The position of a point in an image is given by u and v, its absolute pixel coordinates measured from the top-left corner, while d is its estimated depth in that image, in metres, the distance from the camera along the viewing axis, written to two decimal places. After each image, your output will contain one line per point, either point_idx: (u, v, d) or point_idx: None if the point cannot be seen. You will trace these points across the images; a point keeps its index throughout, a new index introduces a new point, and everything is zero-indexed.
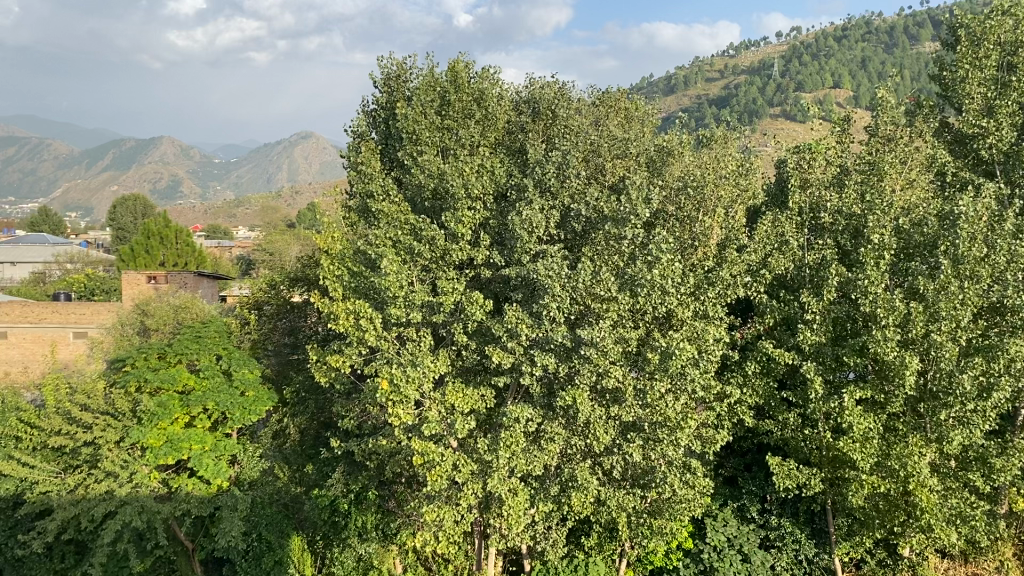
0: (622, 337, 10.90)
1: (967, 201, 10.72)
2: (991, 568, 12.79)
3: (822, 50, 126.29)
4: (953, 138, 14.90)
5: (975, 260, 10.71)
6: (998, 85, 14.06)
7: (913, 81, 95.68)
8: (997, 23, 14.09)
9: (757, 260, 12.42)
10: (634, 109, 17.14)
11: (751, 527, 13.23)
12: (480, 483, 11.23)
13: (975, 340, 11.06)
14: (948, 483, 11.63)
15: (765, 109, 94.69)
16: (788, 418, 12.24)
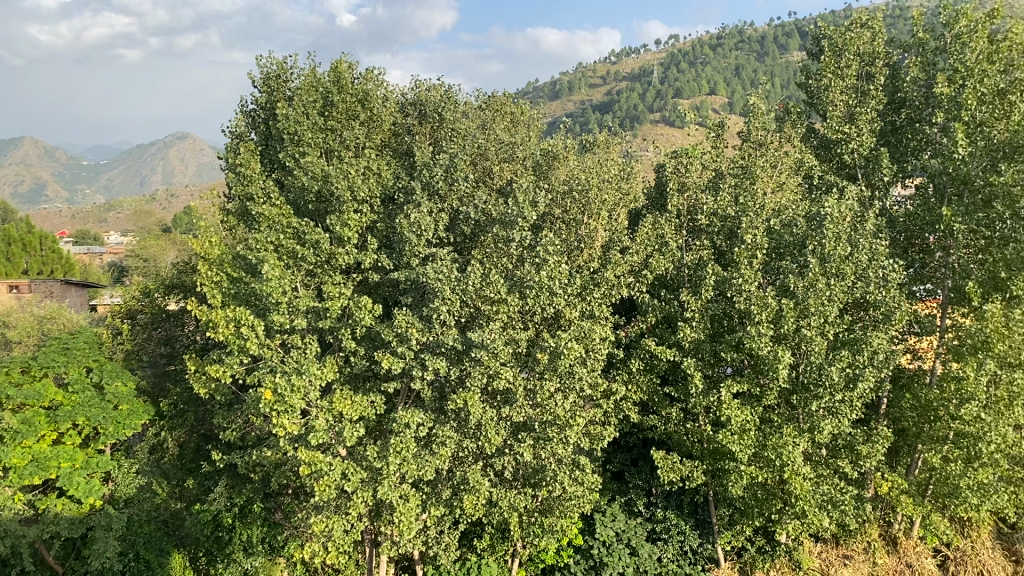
0: (512, 338, 10.99)
1: (832, 202, 11.33)
2: (860, 549, 13.57)
3: (699, 58, 130.92)
4: (818, 144, 15.73)
5: (840, 258, 11.25)
6: (858, 93, 14.91)
7: (782, 89, 100.41)
8: (856, 35, 14.85)
9: (640, 261, 12.74)
10: (519, 113, 17.28)
11: (638, 520, 13.67)
12: (370, 491, 11.04)
13: (841, 334, 11.72)
14: (820, 470, 12.24)
15: (646, 114, 97.38)
16: (671, 412, 12.65)
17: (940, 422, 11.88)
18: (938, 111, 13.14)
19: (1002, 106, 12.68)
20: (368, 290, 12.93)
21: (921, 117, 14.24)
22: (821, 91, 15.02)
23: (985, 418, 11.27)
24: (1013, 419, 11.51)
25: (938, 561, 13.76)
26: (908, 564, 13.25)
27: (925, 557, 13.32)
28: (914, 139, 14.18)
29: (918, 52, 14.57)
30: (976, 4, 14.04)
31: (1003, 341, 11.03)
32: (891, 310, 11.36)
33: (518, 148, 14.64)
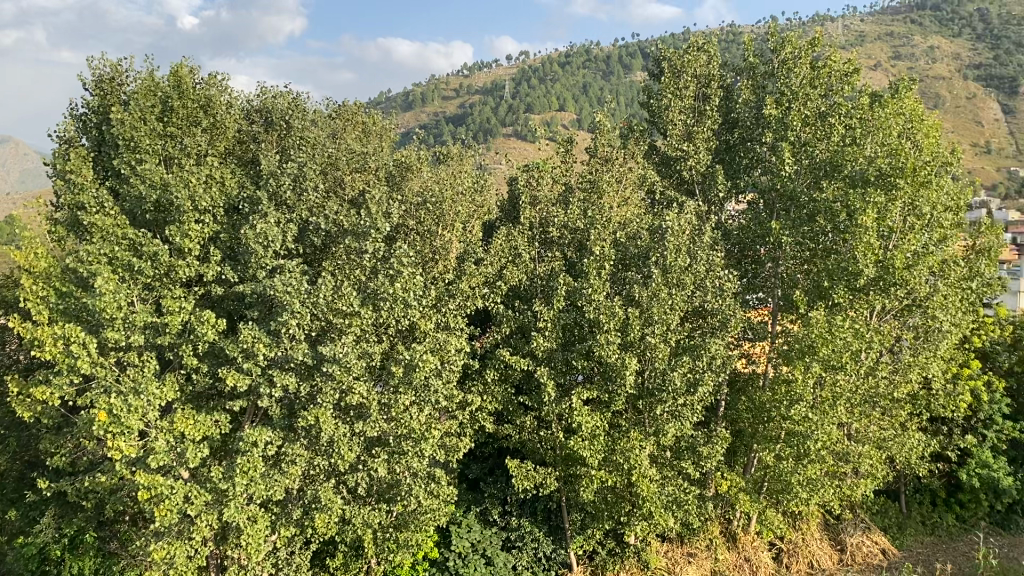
0: (365, 351, 10.82)
1: (673, 216, 11.90)
2: (702, 546, 14.27)
3: (548, 74, 134.27)
4: (659, 160, 16.43)
5: (680, 269, 11.85)
6: (696, 113, 15.72)
7: (626, 107, 104.48)
8: (693, 58, 15.66)
9: (494, 272, 12.85)
10: (370, 123, 17.12)
11: (493, 529, 13.66)
12: (215, 514, 10.60)
13: (682, 340, 12.30)
14: (665, 472, 12.75)
15: (499, 127, 98.78)
16: (525, 421, 12.76)
17: (773, 422, 12.65)
18: (767, 131, 14.09)
19: (823, 128, 13.76)
20: (211, 303, 12.34)
21: (751, 136, 15.16)
22: (661, 109, 15.73)
23: (812, 417, 12.12)
24: (835, 417, 12.36)
25: (773, 554, 14.71)
26: (746, 558, 14.31)
27: (761, 551, 14.47)
28: (746, 157, 15.07)
29: (748, 75, 15.57)
30: (799, 32, 15.13)
31: (826, 345, 11.79)
32: (727, 317, 12.07)
33: (370, 158, 14.45)
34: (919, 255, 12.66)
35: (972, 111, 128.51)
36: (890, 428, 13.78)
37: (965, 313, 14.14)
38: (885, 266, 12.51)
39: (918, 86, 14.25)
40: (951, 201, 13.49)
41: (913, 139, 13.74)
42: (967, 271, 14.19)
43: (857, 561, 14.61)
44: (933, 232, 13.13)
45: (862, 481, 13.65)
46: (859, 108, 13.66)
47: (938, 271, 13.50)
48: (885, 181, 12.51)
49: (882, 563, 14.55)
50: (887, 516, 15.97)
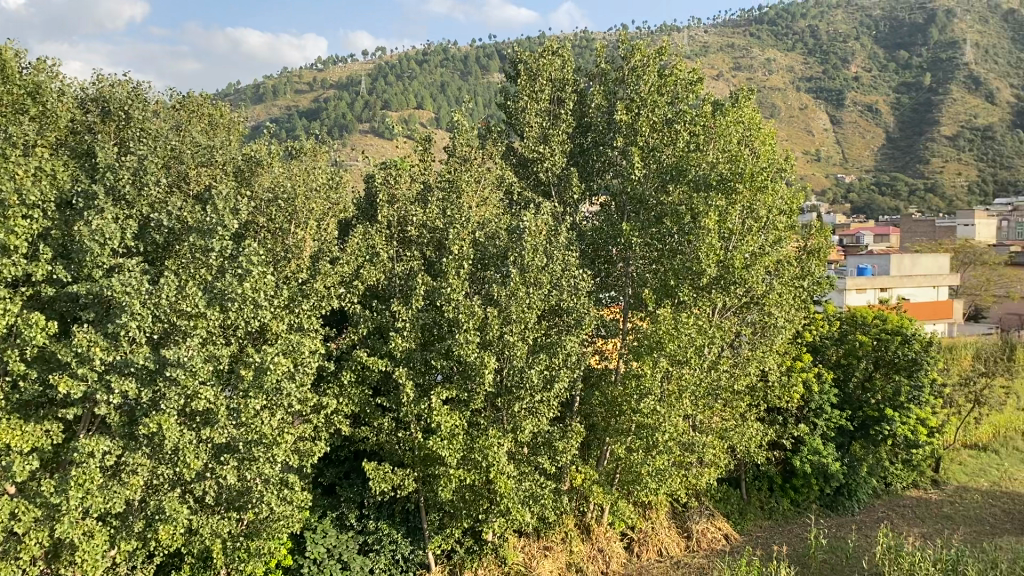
0: (212, 354, 10.41)
1: (530, 217, 12.12)
2: (558, 539, 14.55)
3: (407, 71, 133.36)
4: (517, 162, 16.51)
5: (537, 268, 12.08)
6: (551, 116, 15.97)
7: (483, 108, 104.93)
8: (548, 61, 15.93)
9: (350, 271, 12.56)
10: (218, 115, 16.41)
11: (350, 534, 13.32)
12: (45, 531, 9.89)
13: (539, 338, 12.50)
14: (523, 468, 12.91)
15: (356, 123, 97.26)
16: (383, 422, 12.48)
17: (625, 416, 13.08)
18: (618, 136, 14.70)
19: (670, 134, 14.44)
20: (40, 305, 11.45)
21: (603, 141, 15.60)
22: (517, 111, 15.81)
23: (659, 410, 12.64)
24: (680, 409, 12.96)
25: (625, 544, 15.24)
26: (600, 549, 14.75)
27: (614, 541, 14.96)
28: (599, 160, 15.51)
29: (600, 81, 16.01)
30: (648, 41, 15.72)
31: (673, 341, 12.38)
32: (582, 316, 12.49)
33: (217, 152, 13.83)
34: (756, 256, 13.64)
35: (804, 121, 137.71)
36: (730, 419, 14.50)
37: (797, 310, 15.14)
38: (726, 266, 13.33)
39: (756, 97, 15.12)
40: (785, 205, 14.41)
41: (751, 146, 14.60)
42: (800, 271, 15.20)
43: (703, 546, 15.40)
44: (769, 234, 14.01)
45: (706, 470, 14.32)
46: (702, 116, 14.35)
47: (773, 271, 14.40)
48: (726, 185, 13.20)
49: (725, 547, 15.41)
50: (729, 502, 16.80)
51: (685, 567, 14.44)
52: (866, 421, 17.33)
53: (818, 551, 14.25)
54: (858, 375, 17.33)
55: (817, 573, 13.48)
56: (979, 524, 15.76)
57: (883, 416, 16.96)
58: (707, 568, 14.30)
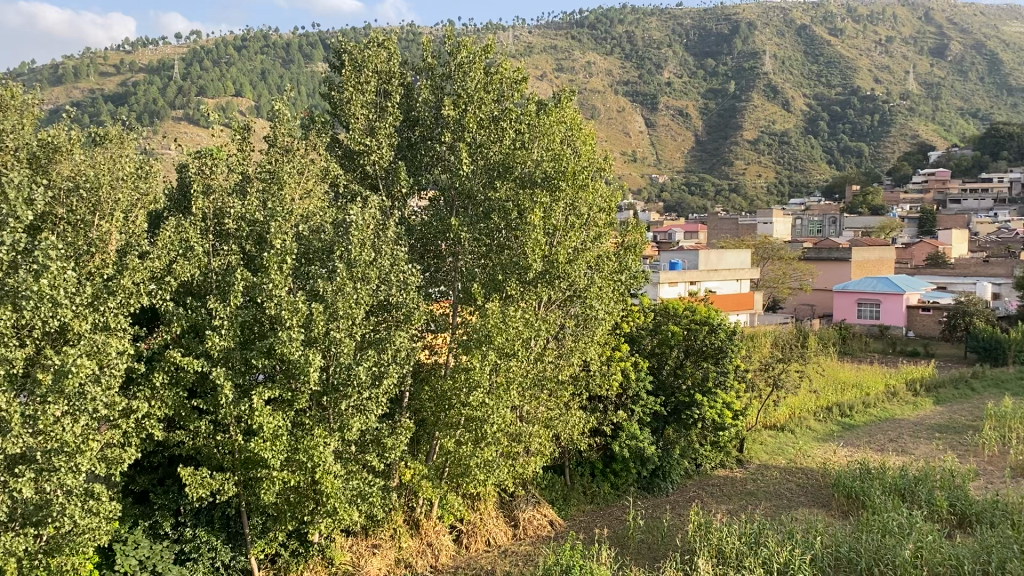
0: (4, 358, 9.51)
1: (357, 211, 12.03)
2: (387, 536, 14.40)
3: (223, 57, 127.23)
4: (343, 154, 15.78)
5: (364, 263, 11.93)
6: (377, 108, 15.63)
7: (306, 98, 101.81)
8: (374, 53, 15.64)
9: (162, 267, 11.74)
10: (8, 96, 14.88)
11: (164, 543, 12.56)
12: None
13: (368, 334, 12.45)
14: (350, 467, 12.63)
15: (167, 109, 91.77)
16: (200, 426, 11.81)
17: (453, 410, 13.04)
18: (445, 131, 14.67)
19: (496, 131, 14.61)
20: None
21: (431, 135, 15.55)
22: (341, 103, 15.36)
23: (488, 402, 12.80)
24: (508, 401, 13.22)
25: (453, 536, 15.36)
26: (428, 543, 14.76)
27: (442, 535, 15.01)
28: (427, 155, 15.42)
29: (426, 76, 15.89)
30: (473, 38, 15.84)
31: (501, 334, 12.66)
32: (410, 310, 12.69)
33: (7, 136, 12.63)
34: (578, 251, 14.13)
35: (622, 122, 143.70)
36: (555, 408, 14.93)
37: (615, 302, 15.78)
38: (551, 261, 13.75)
39: (577, 97, 15.60)
40: (604, 203, 15.08)
41: (573, 145, 15.11)
42: (618, 265, 15.81)
43: (528, 534, 15.78)
44: (590, 230, 14.53)
45: (532, 459, 14.63)
46: (526, 115, 14.66)
47: (594, 265, 14.92)
48: (550, 183, 13.99)
49: (549, 533, 15.86)
50: (554, 489, 17.28)
51: (512, 555, 14.74)
52: (679, 406, 18.36)
53: (637, 532, 14.95)
54: (672, 363, 18.25)
55: (635, 553, 14.14)
56: (778, 498, 17.11)
57: (694, 401, 18.06)
58: (533, 555, 14.67)
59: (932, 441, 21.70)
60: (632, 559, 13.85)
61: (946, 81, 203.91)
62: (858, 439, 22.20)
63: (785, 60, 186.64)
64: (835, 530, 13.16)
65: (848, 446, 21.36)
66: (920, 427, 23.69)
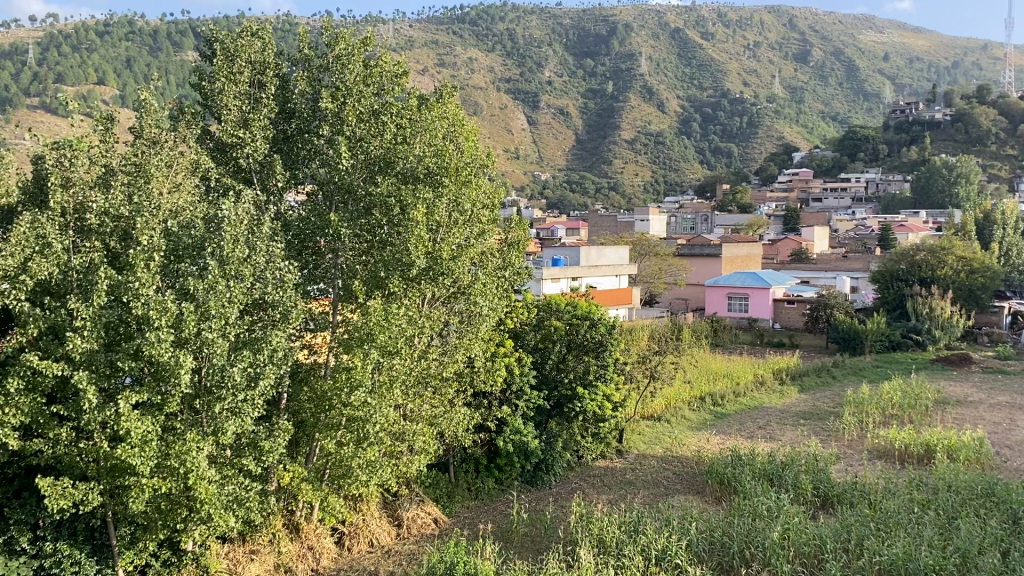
0: None
1: (229, 205, 11.62)
2: (265, 541, 13.92)
3: (84, 43, 120.29)
4: (214, 146, 15.21)
5: (238, 260, 11.59)
6: (251, 100, 14.94)
7: (176, 88, 97.49)
8: (247, 43, 14.92)
9: (16, 265, 10.93)
10: None
11: (21, 560, 11.77)
12: None
13: (243, 334, 12.02)
14: (225, 471, 12.15)
15: (22, 97, 86.02)
16: (60, 433, 11.08)
17: (334, 410, 12.79)
18: (323, 124, 14.33)
19: (375, 125, 14.38)
20: None
21: (308, 128, 15.06)
22: (213, 93, 14.68)
23: (370, 402, 12.64)
24: (391, 399, 13.12)
25: (335, 538, 15.04)
26: (309, 547, 14.39)
27: (323, 537, 14.67)
28: (304, 149, 14.95)
29: (303, 67, 15.41)
30: (352, 30, 15.51)
31: (383, 332, 12.56)
32: (287, 309, 12.36)
33: None
34: (461, 247, 14.22)
35: (504, 119, 144.51)
36: (440, 406, 14.85)
37: (499, 298, 15.83)
38: (434, 257, 13.71)
39: (459, 93, 15.61)
40: (486, 199, 15.20)
41: (455, 141, 15.12)
42: (501, 262, 15.90)
43: (412, 533, 15.67)
44: (473, 226, 14.66)
45: (416, 457, 14.49)
46: (407, 110, 14.70)
47: (477, 262, 14.97)
48: (432, 179, 13.91)
49: (433, 531, 15.79)
50: (438, 487, 17.21)
51: (396, 555, 14.60)
52: (561, 399, 18.63)
53: (520, 525, 15.08)
54: (555, 358, 18.44)
55: (519, 546, 14.25)
56: (656, 487, 17.62)
57: (575, 395, 18.38)
58: (417, 554, 14.59)
59: (797, 427, 22.89)
60: (516, 552, 13.95)
61: (808, 87, 215.34)
62: (730, 427, 23.15)
63: (660, 63, 192.56)
64: (709, 516, 13.65)
65: (720, 434, 22.24)
66: (786, 414, 24.93)
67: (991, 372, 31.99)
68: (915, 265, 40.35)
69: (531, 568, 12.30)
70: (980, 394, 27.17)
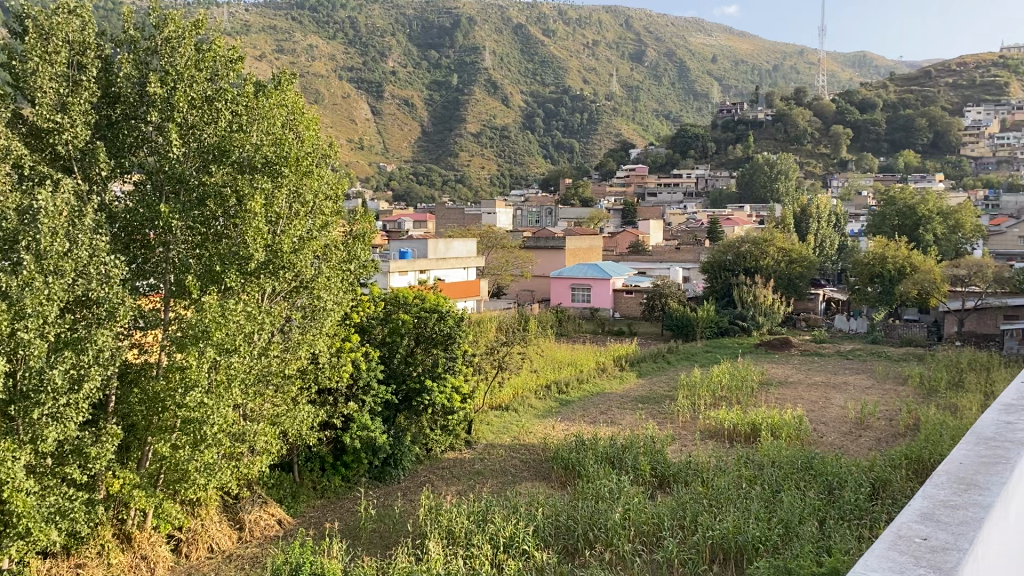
0: None
1: (46, 196, 10.75)
2: (94, 555, 12.99)
3: None
4: (28, 132, 13.41)
5: (57, 255, 10.83)
6: (69, 83, 13.49)
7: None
8: (63, 21, 13.41)
9: None
10: None
11: None
12: None
13: (63, 335, 11.18)
14: (45, 482, 11.29)
15: None
16: None
17: (168, 412, 12.19)
18: (150, 110, 13.32)
19: (209, 112, 13.63)
20: None
21: (135, 115, 13.89)
22: (24, 74, 13.03)
23: (206, 402, 12.15)
24: (229, 399, 12.66)
25: (171, 546, 14.33)
26: (143, 557, 13.59)
27: (158, 545, 13.88)
28: (130, 135, 13.64)
29: (129, 50, 14.20)
30: (183, 11, 14.55)
31: (220, 330, 12.09)
32: (114, 307, 11.59)
33: None
34: (303, 240, 13.94)
35: (347, 109, 141.57)
36: (282, 404, 14.41)
37: (344, 292, 15.52)
38: (274, 250, 13.37)
39: (299, 81, 15.16)
40: (329, 190, 14.93)
41: (295, 130, 14.74)
42: (346, 255, 15.57)
43: (255, 536, 15.13)
44: (316, 218, 14.41)
45: (258, 458, 14.00)
46: (244, 96, 13.93)
47: (321, 255, 14.66)
48: (270, 168, 13.51)
49: (278, 533, 15.31)
50: (281, 488, 16.74)
51: (238, 559, 14.07)
52: (409, 393, 18.52)
53: (368, 521, 14.89)
54: (403, 352, 18.33)
55: (367, 543, 14.10)
56: (503, 475, 17.89)
57: (424, 388, 18.30)
58: (260, 556, 14.12)
59: (636, 411, 23.86)
60: (364, 549, 13.77)
61: (644, 85, 224.59)
62: (574, 414, 23.84)
63: (504, 58, 195.28)
64: (555, 501, 14.00)
65: (565, 421, 22.88)
66: (625, 399, 25.97)
67: (808, 355, 34.57)
68: (741, 255, 42.96)
69: (381, 563, 12.19)
70: (799, 375, 29.36)
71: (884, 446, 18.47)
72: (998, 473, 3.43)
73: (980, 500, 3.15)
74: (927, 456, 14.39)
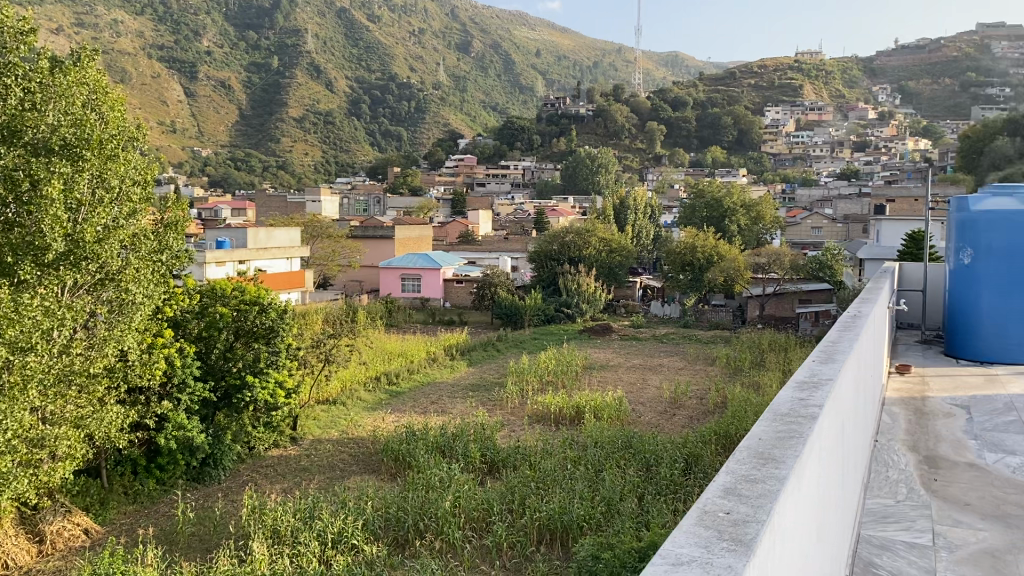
0: None
1: None
2: None
3: None
4: None
5: None
6: None
7: None
8: None
9: None
10: None
11: None
12: None
13: None
14: None
15: None
16: None
17: None
18: None
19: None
20: None
21: None
22: None
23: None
24: (25, 401, 11.62)
25: None
26: None
27: None
28: None
29: None
30: None
31: (12, 326, 11.10)
32: None
33: None
34: (108, 229, 13.00)
35: (158, 89, 133.25)
36: (87, 405, 13.36)
37: (155, 285, 14.60)
38: (74, 239, 12.36)
39: (101, 58, 14.12)
40: (137, 175, 14.01)
41: (97, 110, 13.70)
42: (157, 245, 14.63)
43: (58, 548, 14.03)
44: (122, 205, 13.44)
45: (59, 464, 12.99)
46: (37, 73, 12.97)
47: (128, 244, 13.77)
48: (69, 151, 12.52)
49: (84, 543, 14.30)
50: (87, 495, 15.52)
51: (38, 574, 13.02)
52: (229, 390, 17.69)
53: (185, 525, 14.16)
54: (220, 347, 17.54)
55: (185, 547, 13.41)
56: (331, 470, 17.53)
57: (245, 383, 17.55)
58: (64, 569, 13.14)
59: (466, 399, 24.10)
60: (181, 554, 13.10)
61: (470, 76, 226.27)
62: (404, 404, 23.74)
63: (327, 43, 190.48)
64: (385, 493, 13.86)
65: (395, 412, 22.74)
66: (456, 388, 26.18)
67: (628, 339, 36.21)
68: (565, 245, 44.24)
69: (201, 568, 11.65)
70: (619, 359, 30.71)
71: (695, 423, 19.68)
72: (793, 447, 3.72)
73: (776, 473, 3.39)
74: (733, 432, 15.47)
